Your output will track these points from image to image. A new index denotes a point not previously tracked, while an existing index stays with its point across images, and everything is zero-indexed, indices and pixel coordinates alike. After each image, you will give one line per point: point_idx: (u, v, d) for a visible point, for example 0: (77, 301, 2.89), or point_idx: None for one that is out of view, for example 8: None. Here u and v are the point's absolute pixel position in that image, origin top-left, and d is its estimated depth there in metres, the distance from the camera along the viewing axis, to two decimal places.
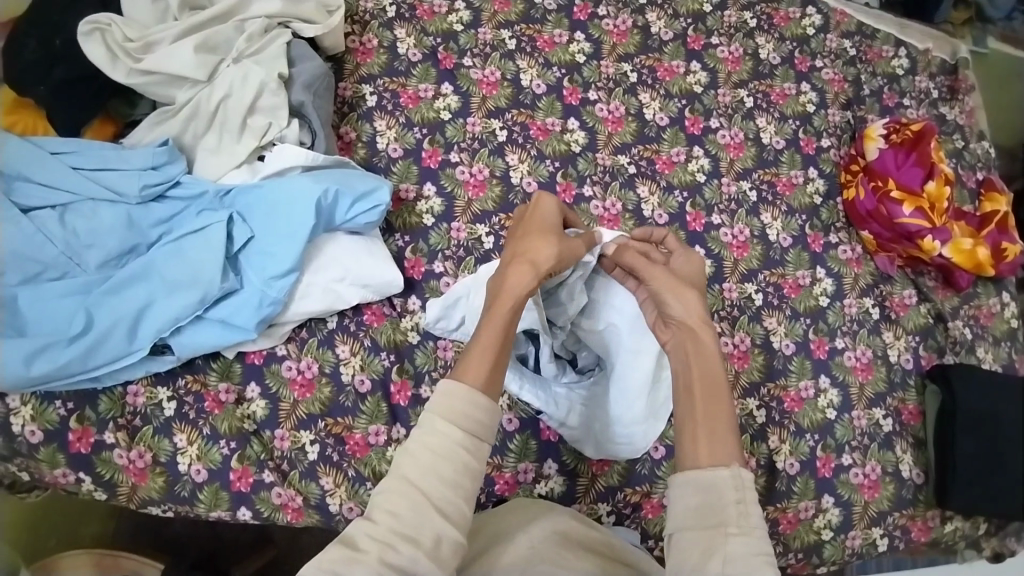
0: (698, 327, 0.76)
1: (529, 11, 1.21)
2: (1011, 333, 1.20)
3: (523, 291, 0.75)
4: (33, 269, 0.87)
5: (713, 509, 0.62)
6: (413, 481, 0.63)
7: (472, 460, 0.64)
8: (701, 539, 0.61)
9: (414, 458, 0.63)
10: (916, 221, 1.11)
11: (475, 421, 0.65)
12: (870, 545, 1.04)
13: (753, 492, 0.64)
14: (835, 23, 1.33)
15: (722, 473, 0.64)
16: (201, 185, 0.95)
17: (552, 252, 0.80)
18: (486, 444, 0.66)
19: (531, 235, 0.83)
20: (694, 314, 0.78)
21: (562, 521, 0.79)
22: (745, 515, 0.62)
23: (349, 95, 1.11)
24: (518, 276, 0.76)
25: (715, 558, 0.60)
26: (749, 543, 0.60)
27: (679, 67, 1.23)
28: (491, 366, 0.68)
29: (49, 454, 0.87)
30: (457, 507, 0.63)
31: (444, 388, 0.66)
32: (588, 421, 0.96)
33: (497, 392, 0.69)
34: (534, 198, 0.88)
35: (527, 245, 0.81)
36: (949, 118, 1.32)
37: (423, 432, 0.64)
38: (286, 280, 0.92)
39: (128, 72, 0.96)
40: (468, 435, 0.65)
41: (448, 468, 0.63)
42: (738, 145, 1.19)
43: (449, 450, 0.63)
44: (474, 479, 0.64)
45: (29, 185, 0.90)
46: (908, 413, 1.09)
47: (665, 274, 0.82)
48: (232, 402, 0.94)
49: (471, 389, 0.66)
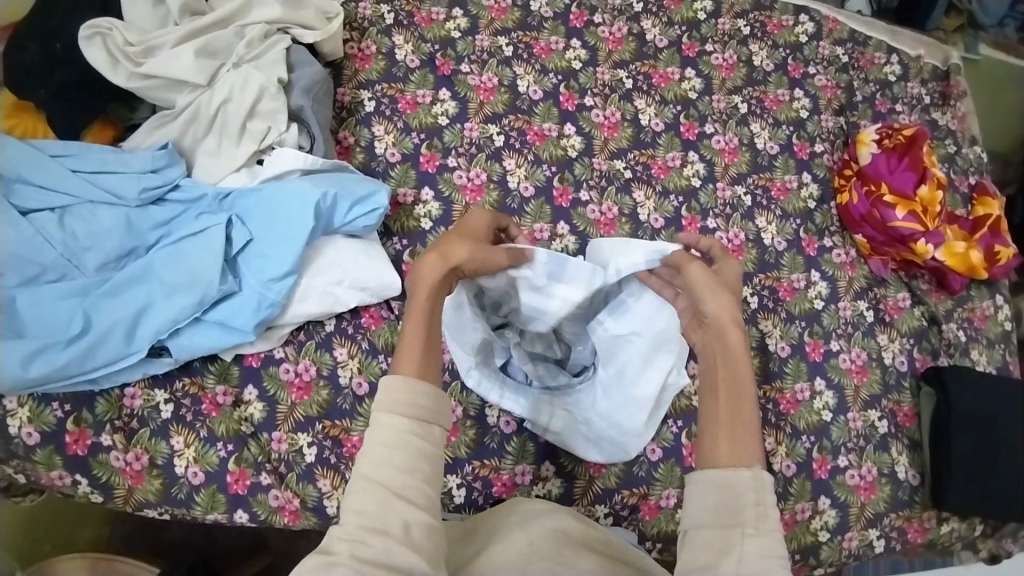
0: (729, 328, 0.74)
1: (525, 18, 1.23)
2: (1005, 336, 1.21)
3: (432, 285, 0.73)
4: (30, 271, 0.87)
5: (731, 510, 0.63)
6: (374, 477, 0.63)
7: (424, 444, 0.65)
8: (715, 538, 0.62)
9: (368, 456, 0.63)
10: (909, 225, 1.12)
11: (419, 407, 0.65)
12: (867, 547, 1.04)
13: (773, 496, 0.64)
14: (827, 31, 1.35)
15: (744, 474, 0.64)
16: (201, 188, 0.96)
17: (465, 250, 0.77)
18: (437, 427, 0.67)
19: (451, 235, 0.79)
20: (724, 315, 0.75)
21: (552, 517, 0.80)
22: (762, 517, 0.62)
23: (347, 100, 1.12)
24: (427, 269, 0.74)
25: (730, 558, 0.60)
26: (764, 545, 0.60)
27: (674, 73, 1.24)
28: (421, 353, 0.68)
29: (46, 457, 0.87)
30: (419, 491, 0.63)
31: (385, 383, 0.66)
32: (572, 424, 0.96)
33: (435, 374, 0.69)
34: (469, 212, 0.87)
35: (445, 241, 0.78)
36: (941, 123, 1.33)
37: (371, 430, 0.65)
38: (284, 282, 0.92)
39: (129, 76, 0.97)
40: (415, 421, 0.65)
41: (401, 456, 0.63)
42: (733, 150, 1.20)
43: (400, 439, 0.64)
44: (431, 462, 0.65)
45: (28, 187, 0.90)
46: (904, 415, 1.10)
47: (701, 273, 0.78)
48: (229, 405, 0.94)
49: (406, 378, 0.66)
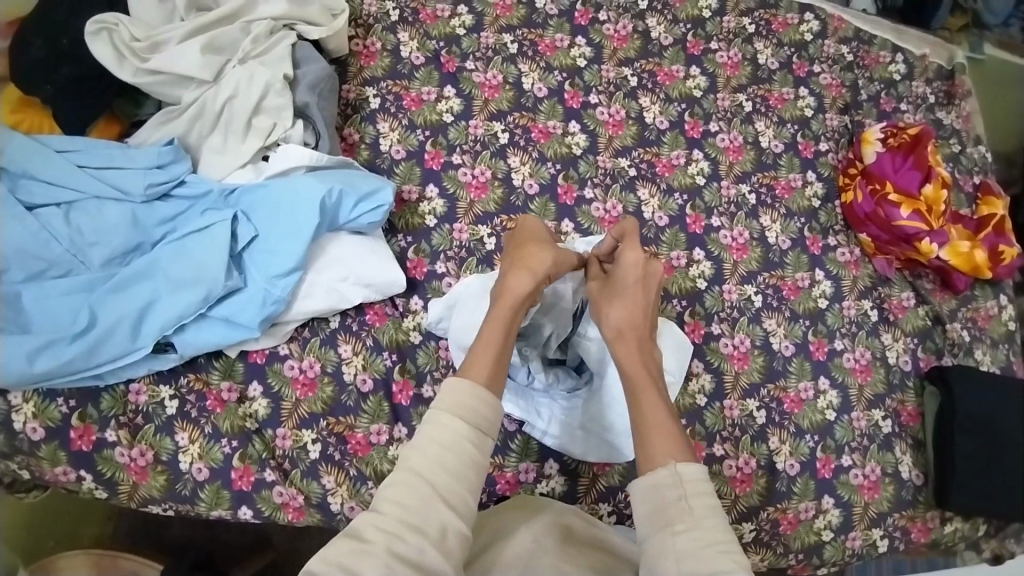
0: (616, 341, 0.83)
1: (530, 15, 1.23)
2: (1008, 335, 1.21)
3: (520, 295, 0.81)
4: (37, 266, 0.87)
5: (662, 510, 0.65)
6: (421, 474, 0.64)
7: (476, 452, 0.67)
8: (654, 541, 0.64)
9: (421, 452, 0.65)
10: (913, 225, 1.12)
11: (479, 415, 0.68)
12: (871, 546, 1.04)
13: (697, 485, 0.67)
14: (832, 29, 1.34)
15: (662, 472, 0.67)
16: (206, 185, 0.96)
17: (547, 258, 0.85)
18: (489, 439, 0.69)
19: (530, 244, 0.88)
20: (611, 328, 0.84)
21: (563, 515, 0.81)
22: (689, 510, 0.65)
23: (352, 97, 1.12)
24: (515, 283, 0.82)
25: (667, 556, 0.62)
26: (697, 536, 0.63)
27: (679, 71, 1.24)
28: (492, 363, 0.72)
29: (51, 452, 0.87)
30: (460, 498, 0.65)
31: (450, 385, 0.69)
32: (572, 428, 0.97)
33: (498, 389, 0.72)
34: (520, 218, 0.95)
35: (526, 253, 0.86)
36: (946, 122, 1.33)
37: (428, 426, 0.67)
38: (290, 279, 0.92)
39: (135, 72, 0.96)
40: (473, 428, 0.68)
41: (454, 459, 0.65)
42: (738, 148, 1.20)
43: (455, 442, 0.66)
44: (476, 471, 0.67)
45: (34, 182, 0.90)
46: (907, 414, 1.10)
47: (597, 290, 0.89)
48: (234, 401, 0.94)
49: (476, 385, 0.70)
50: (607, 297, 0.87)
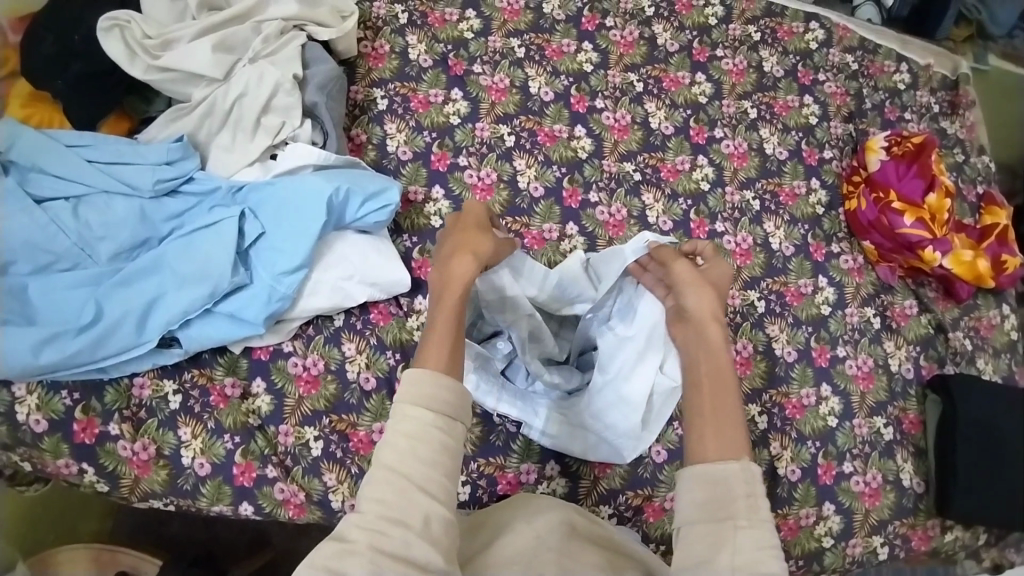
0: (708, 322, 0.84)
1: (538, 20, 1.24)
2: (1011, 345, 1.21)
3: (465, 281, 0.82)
4: (45, 259, 0.88)
5: (723, 503, 0.64)
6: (395, 468, 0.64)
7: (446, 438, 0.67)
8: (709, 532, 0.62)
9: (392, 447, 0.65)
10: (916, 232, 1.12)
11: (444, 401, 0.68)
12: (871, 553, 1.04)
13: (762, 487, 0.66)
14: (837, 38, 1.35)
15: (733, 466, 0.66)
16: (214, 181, 0.97)
17: (489, 247, 0.88)
18: (459, 423, 0.69)
19: (468, 230, 0.90)
20: (704, 310, 0.86)
21: (563, 512, 0.80)
22: (755, 508, 0.63)
23: (360, 98, 1.13)
24: (459, 268, 0.83)
25: (724, 551, 0.61)
26: (758, 536, 0.62)
27: (684, 77, 1.25)
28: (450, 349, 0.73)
29: (53, 444, 0.87)
30: (438, 484, 0.65)
31: (411, 377, 0.69)
32: (570, 430, 0.97)
33: (457, 369, 0.73)
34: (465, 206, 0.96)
35: (466, 241, 0.88)
36: (950, 132, 1.34)
37: (395, 421, 0.67)
38: (295, 276, 0.93)
39: (146, 69, 0.98)
40: (439, 415, 0.67)
41: (426, 449, 0.65)
42: (742, 155, 1.21)
43: (424, 431, 0.66)
44: (450, 455, 0.67)
45: (44, 176, 0.91)
46: (909, 422, 1.10)
47: (687, 270, 0.90)
48: (237, 397, 0.94)
49: (434, 371, 0.70)
50: (693, 281, 0.89)
